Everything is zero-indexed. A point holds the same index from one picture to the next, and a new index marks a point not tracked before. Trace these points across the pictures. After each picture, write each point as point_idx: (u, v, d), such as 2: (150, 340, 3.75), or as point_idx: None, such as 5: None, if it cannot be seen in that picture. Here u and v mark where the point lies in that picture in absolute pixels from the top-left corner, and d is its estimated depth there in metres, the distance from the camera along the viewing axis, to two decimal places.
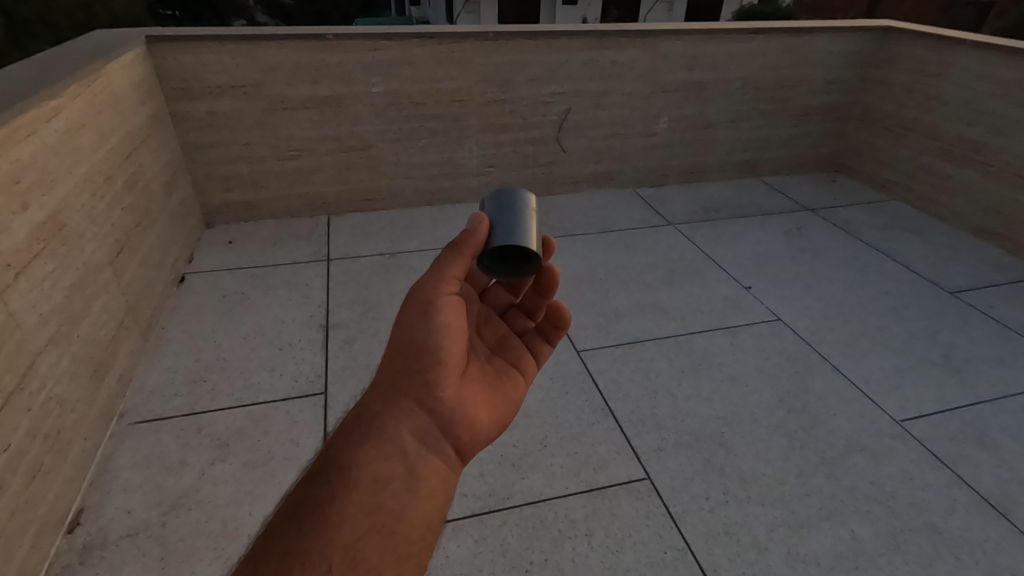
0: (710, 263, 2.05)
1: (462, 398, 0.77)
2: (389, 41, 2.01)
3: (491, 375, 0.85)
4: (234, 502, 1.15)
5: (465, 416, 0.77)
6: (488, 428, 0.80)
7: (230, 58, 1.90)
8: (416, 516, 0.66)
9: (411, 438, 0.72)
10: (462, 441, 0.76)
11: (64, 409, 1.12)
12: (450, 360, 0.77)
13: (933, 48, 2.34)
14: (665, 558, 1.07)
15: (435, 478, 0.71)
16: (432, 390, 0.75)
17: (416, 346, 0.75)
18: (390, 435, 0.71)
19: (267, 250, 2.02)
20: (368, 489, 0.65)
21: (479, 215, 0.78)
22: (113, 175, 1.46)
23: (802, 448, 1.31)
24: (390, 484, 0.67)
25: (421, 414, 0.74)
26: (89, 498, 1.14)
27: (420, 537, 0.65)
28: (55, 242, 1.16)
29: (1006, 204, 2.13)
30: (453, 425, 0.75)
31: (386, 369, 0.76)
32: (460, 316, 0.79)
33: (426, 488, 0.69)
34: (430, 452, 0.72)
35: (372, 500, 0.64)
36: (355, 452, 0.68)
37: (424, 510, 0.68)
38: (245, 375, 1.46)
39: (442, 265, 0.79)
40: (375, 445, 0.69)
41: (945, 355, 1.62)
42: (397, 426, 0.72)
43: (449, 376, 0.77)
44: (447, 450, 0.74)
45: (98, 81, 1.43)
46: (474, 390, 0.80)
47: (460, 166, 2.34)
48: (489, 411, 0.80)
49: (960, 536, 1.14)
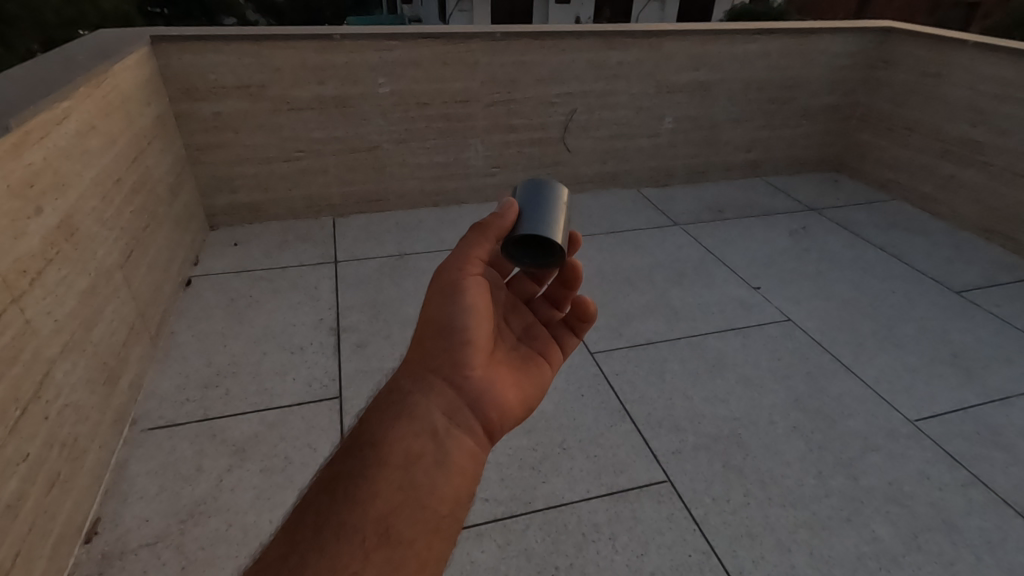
0: (718, 263, 2.06)
1: (490, 380, 0.77)
2: (395, 41, 1.99)
3: (518, 361, 0.85)
4: (253, 510, 1.13)
5: (492, 398, 0.76)
6: (516, 411, 0.79)
7: (236, 59, 1.88)
8: (446, 493, 0.66)
9: (439, 416, 0.72)
10: (491, 422, 0.76)
11: (79, 417, 1.10)
12: (477, 341, 0.77)
13: (936, 49, 2.36)
14: (690, 561, 1.07)
15: (464, 456, 0.71)
16: (460, 371, 0.75)
17: (443, 327, 0.76)
18: (420, 413, 0.71)
19: (273, 252, 2.00)
20: (399, 465, 0.66)
21: (508, 200, 0.81)
22: (121, 178, 1.44)
23: (819, 449, 1.32)
24: (421, 461, 0.67)
25: (449, 393, 0.74)
26: (105, 507, 1.12)
27: (449, 512, 0.65)
28: (68, 247, 1.14)
29: (1008, 204, 2.15)
30: (481, 405, 0.75)
31: (415, 350, 0.77)
32: (486, 299, 0.80)
33: (455, 467, 0.69)
34: (458, 431, 0.72)
35: (403, 474, 0.65)
36: (386, 429, 0.69)
37: (454, 488, 0.68)
38: (257, 379, 1.45)
39: (467, 247, 0.80)
40: (405, 422, 0.70)
41: (955, 355, 1.63)
42: (426, 404, 0.72)
43: (477, 357, 0.77)
44: (475, 430, 0.74)
45: (106, 82, 1.41)
46: (502, 372, 0.80)
47: (466, 167, 2.33)
48: (517, 396, 0.80)
49: (979, 535, 1.15)
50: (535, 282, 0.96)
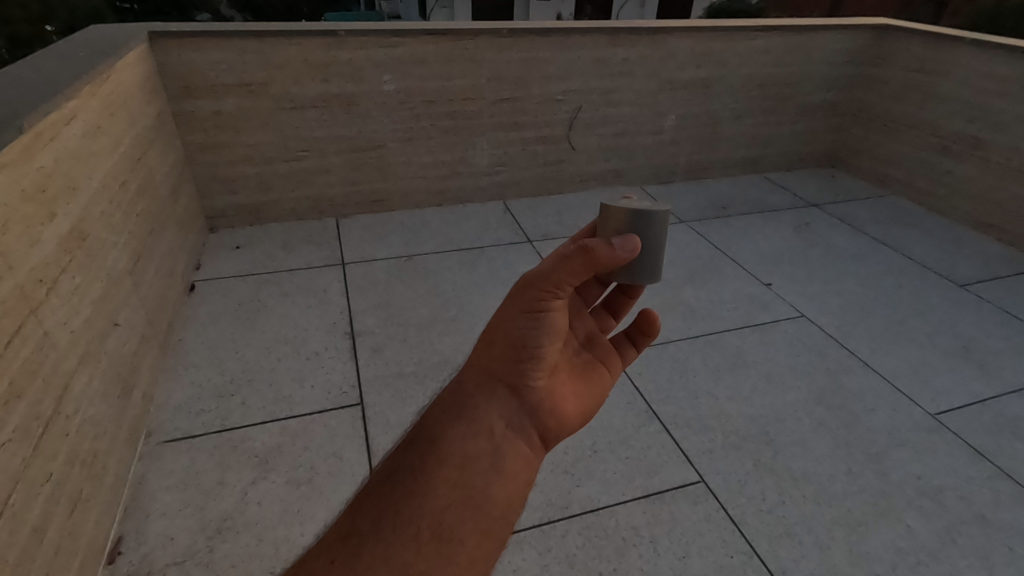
0: (728, 260, 2.06)
1: (553, 391, 0.73)
2: (401, 38, 1.95)
3: (580, 368, 0.80)
4: (284, 523, 1.10)
5: (554, 409, 0.72)
6: (574, 419, 0.75)
7: (237, 55, 1.82)
8: (501, 495, 0.64)
9: (500, 420, 0.68)
10: (549, 430, 0.72)
11: (97, 432, 1.05)
12: (546, 352, 0.71)
13: (932, 46, 2.39)
14: (732, 562, 1.08)
15: (521, 462, 0.68)
16: (525, 380, 0.70)
17: (518, 340, 0.69)
18: (480, 416, 0.68)
19: (278, 255, 1.94)
20: (456, 464, 0.64)
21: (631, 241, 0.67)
22: (127, 180, 1.38)
23: (847, 445, 1.32)
24: (478, 462, 0.65)
25: (512, 399, 0.70)
26: (127, 525, 1.07)
27: (501, 515, 0.63)
28: (80, 254, 1.08)
29: (1006, 198, 2.19)
30: (543, 414, 0.71)
31: (483, 352, 0.72)
32: (564, 314, 0.72)
33: (511, 473, 0.66)
34: (517, 437, 0.69)
35: (461, 474, 0.63)
36: (446, 426, 0.66)
37: (509, 492, 0.65)
38: (274, 387, 1.40)
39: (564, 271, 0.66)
40: (465, 423, 0.67)
41: (966, 348, 1.65)
42: (487, 408, 0.69)
43: (544, 367, 0.71)
44: (533, 436, 0.70)
45: (110, 80, 1.35)
46: (563, 381, 0.75)
47: (470, 166, 2.29)
48: (576, 406, 0.76)
49: (1010, 526, 1.16)
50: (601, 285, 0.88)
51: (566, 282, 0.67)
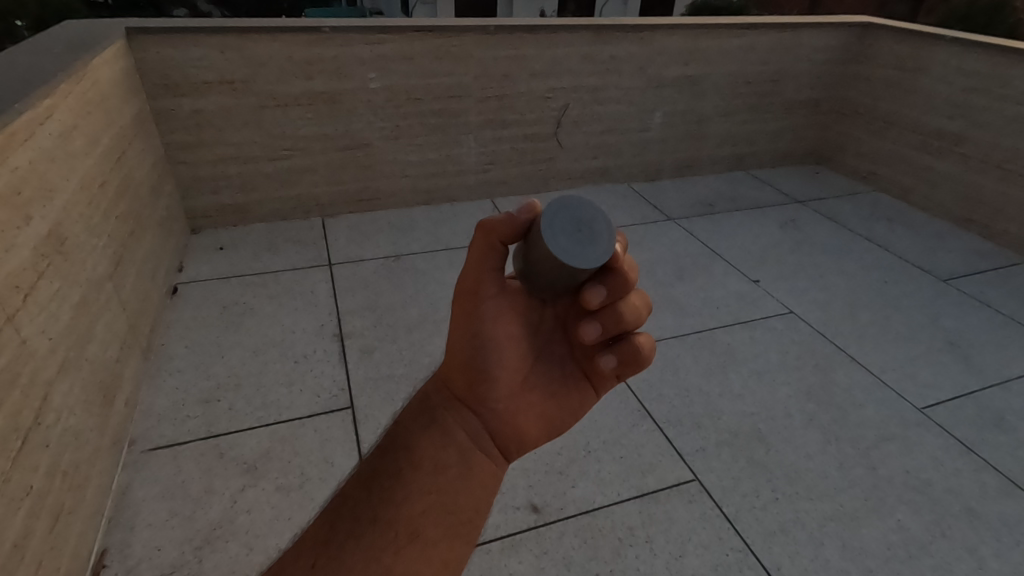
0: (716, 257, 2.07)
1: (518, 409, 0.66)
2: (387, 34, 1.93)
3: (557, 382, 0.68)
4: (274, 531, 1.08)
5: (516, 428, 0.66)
6: (540, 435, 0.68)
7: (218, 52, 1.78)
8: (470, 501, 0.61)
9: (466, 434, 0.64)
10: (513, 448, 0.66)
11: (78, 442, 1.02)
12: (502, 368, 0.64)
13: (913, 43, 2.42)
14: (728, 561, 1.08)
15: (484, 477, 0.63)
16: (484, 396, 0.64)
17: (466, 354, 0.64)
18: (449, 426, 0.64)
19: (263, 256, 1.91)
20: (428, 470, 0.61)
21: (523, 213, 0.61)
22: (105, 181, 1.34)
23: (837, 440, 1.34)
24: (448, 471, 0.61)
25: (474, 415, 0.65)
26: (111, 537, 1.05)
27: (470, 520, 0.61)
28: (59, 258, 1.05)
29: (986, 193, 2.23)
30: (503, 431, 0.65)
31: (443, 367, 0.68)
32: (511, 324, 0.65)
33: (478, 483, 0.63)
34: (482, 451, 0.64)
35: (433, 481, 0.60)
36: (417, 433, 0.63)
37: (477, 501, 0.62)
38: (262, 392, 1.37)
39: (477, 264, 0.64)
40: (434, 431, 0.63)
41: (950, 341, 1.68)
42: (452, 421, 0.64)
43: (504, 382, 0.65)
44: (497, 453, 0.65)
45: (87, 78, 1.31)
46: (535, 399, 0.67)
47: (458, 164, 2.27)
48: (544, 426, 0.67)
49: (997, 518, 1.18)
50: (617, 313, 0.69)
51: (486, 272, 0.65)
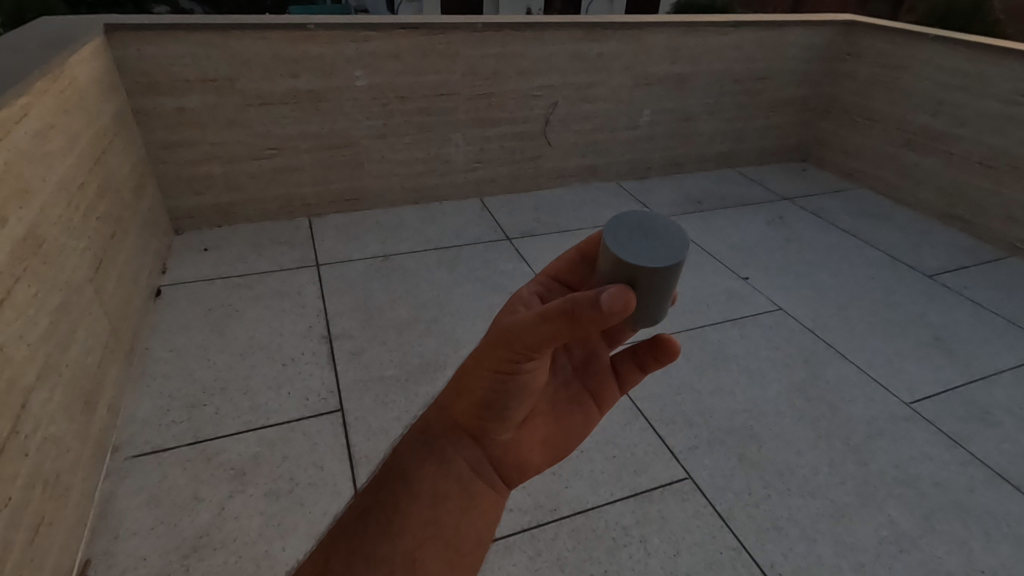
0: (706, 255, 2.07)
1: (521, 439, 0.64)
2: (373, 32, 1.90)
3: (561, 406, 0.67)
4: (264, 538, 1.06)
5: (519, 455, 0.64)
6: (543, 458, 0.67)
7: (200, 49, 1.74)
8: (470, 531, 0.61)
9: (467, 466, 0.62)
10: (513, 473, 0.65)
11: (59, 451, 0.99)
12: (517, 409, 0.60)
13: (896, 41, 2.45)
14: (722, 559, 1.08)
15: (484, 504, 0.63)
16: (491, 430, 0.61)
17: (483, 396, 0.58)
18: (451, 457, 0.61)
19: (249, 257, 1.88)
20: (429, 502, 0.59)
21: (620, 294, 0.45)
22: (85, 181, 1.30)
23: (828, 436, 1.34)
24: (449, 503, 0.60)
25: (477, 446, 0.63)
26: (95, 546, 1.02)
27: (471, 549, 0.61)
28: (36, 261, 1.02)
29: (969, 189, 2.26)
30: (507, 461, 0.64)
31: (449, 395, 0.63)
32: (542, 369, 0.59)
33: (479, 511, 0.62)
34: (483, 480, 0.63)
35: (433, 514, 0.58)
36: (416, 464, 0.61)
37: (477, 529, 0.62)
38: (248, 396, 1.35)
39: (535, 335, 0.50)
40: (435, 462, 0.61)
41: (936, 337, 1.70)
42: (455, 453, 0.62)
43: (513, 418, 0.62)
44: (496, 479, 0.64)
45: (64, 76, 1.27)
46: (538, 427, 0.65)
47: (446, 163, 2.25)
48: (546, 451, 0.67)
49: (985, 511, 1.20)
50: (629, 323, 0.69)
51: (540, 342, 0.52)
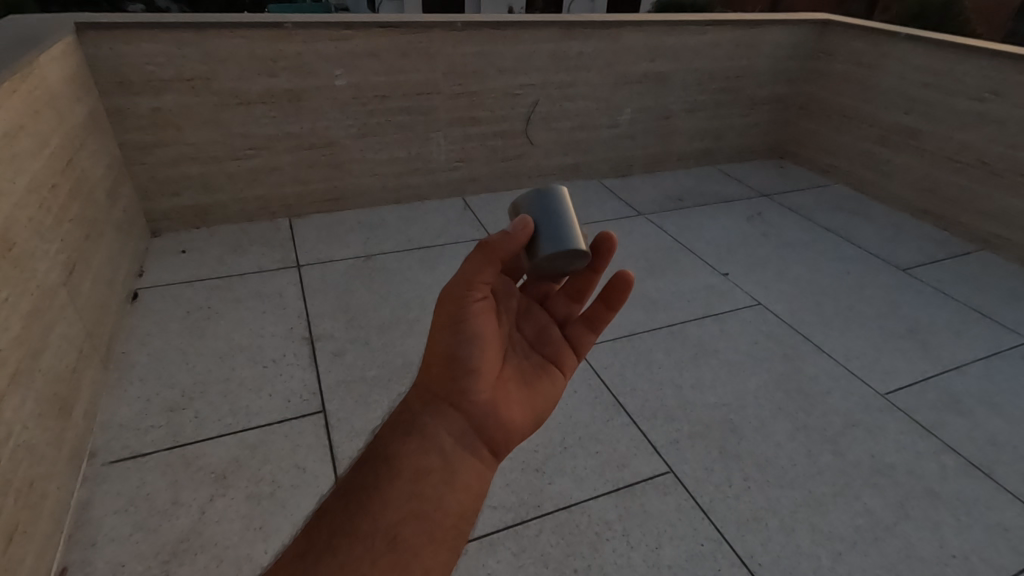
0: (687, 252, 2.09)
1: (496, 401, 0.68)
2: (352, 31, 1.89)
3: (528, 373, 0.73)
4: (245, 541, 1.05)
5: (498, 419, 0.67)
6: (525, 427, 0.71)
7: (174, 48, 1.72)
8: (455, 503, 0.61)
9: (449, 435, 0.65)
10: (496, 439, 0.68)
11: (33, 458, 0.97)
12: (484, 364, 0.67)
13: (870, 40, 2.50)
14: (704, 550, 1.10)
15: (470, 473, 0.64)
16: (464, 393, 0.66)
17: (448, 354, 0.66)
18: (429, 430, 0.64)
19: (228, 259, 1.85)
20: (409, 476, 0.61)
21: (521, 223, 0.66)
22: (57, 183, 1.28)
23: (806, 427, 1.37)
24: (431, 474, 0.61)
25: (457, 414, 0.66)
26: (72, 554, 1.01)
27: (457, 522, 0.61)
28: (7, 265, 1.00)
29: (940, 185, 2.32)
30: (486, 426, 0.67)
31: (420, 374, 0.69)
32: (493, 322, 0.69)
33: (464, 481, 0.63)
34: (468, 450, 0.65)
35: (414, 486, 0.60)
36: (396, 443, 0.63)
37: (464, 501, 0.62)
38: (229, 399, 1.33)
39: (470, 273, 0.64)
40: (414, 438, 0.64)
41: (909, 329, 1.74)
42: (434, 425, 0.65)
43: (483, 378, 0.67)
44: (481, 449, 0.66)
45: (33, 76, 1.25)
46: (509, 391, 0.70)
47: (428, 162, 2.25)
48: (525, 416, 0.70)
49: (957, 498, 1.23)
50: (569, 300, 0.82)
51: (477, 283, 0.65)
